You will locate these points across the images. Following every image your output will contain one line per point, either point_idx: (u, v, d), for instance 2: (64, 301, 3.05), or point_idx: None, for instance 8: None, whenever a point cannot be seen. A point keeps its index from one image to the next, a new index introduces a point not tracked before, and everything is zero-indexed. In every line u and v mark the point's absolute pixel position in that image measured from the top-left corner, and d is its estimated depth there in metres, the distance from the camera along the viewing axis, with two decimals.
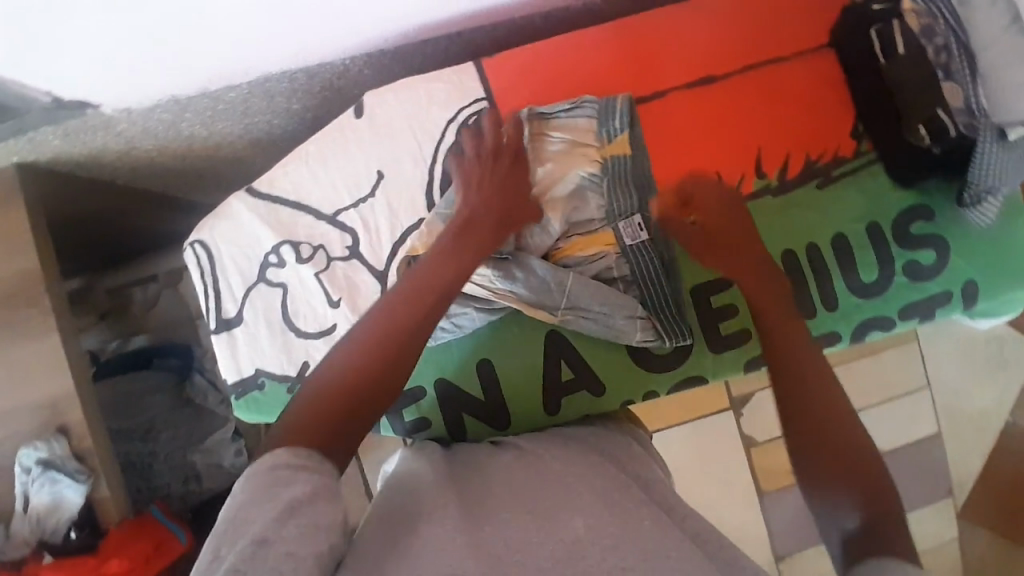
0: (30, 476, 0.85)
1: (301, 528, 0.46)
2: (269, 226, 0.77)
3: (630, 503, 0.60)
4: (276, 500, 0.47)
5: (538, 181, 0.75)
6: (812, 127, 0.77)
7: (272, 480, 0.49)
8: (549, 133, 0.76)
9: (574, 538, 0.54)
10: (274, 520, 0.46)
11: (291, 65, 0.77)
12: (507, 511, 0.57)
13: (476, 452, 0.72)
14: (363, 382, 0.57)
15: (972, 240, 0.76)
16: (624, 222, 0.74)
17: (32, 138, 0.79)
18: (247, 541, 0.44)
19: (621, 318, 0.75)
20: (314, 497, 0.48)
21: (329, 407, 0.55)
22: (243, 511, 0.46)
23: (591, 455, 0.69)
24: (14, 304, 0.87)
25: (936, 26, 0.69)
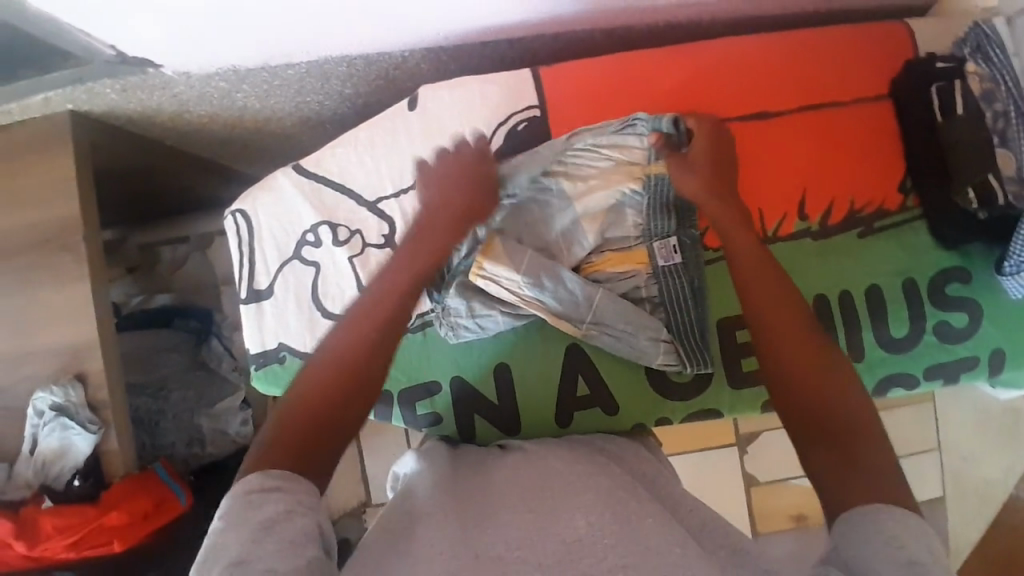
0: (42, 420, 0.86)
1: (278, 545, 0.46)
2: (310, 205, 0.78)
3: (633, 500, 0.59)
4: (249, 523, 0.47)
5: (580, 195, 0.76)
6: (859, 176, 0.76)
7: (245, 507, 0.48)
8: (598, 148, 0.76)
9: (576, 538, 0.52)
10: (251, 542, 0.46)
11: (351, 51, 0.78)
12: (511, 512, 0.57)
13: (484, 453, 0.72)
14: (334, 397, 0.57)
15: (1007, 308, 0.76)
16: (659, 243, 0.76)
17: (91, 88, 0.81)
18: (224, 565, 0.44)
19: (644, 341, 0.75)
20: (289, 514, 0.48)
21: (302, 421, 0.55)
22: (220, 536, 0.46)
23: (597, 457, 0.69)
24: (50, 247, 0.88)
25: (997, 92, 0.70)
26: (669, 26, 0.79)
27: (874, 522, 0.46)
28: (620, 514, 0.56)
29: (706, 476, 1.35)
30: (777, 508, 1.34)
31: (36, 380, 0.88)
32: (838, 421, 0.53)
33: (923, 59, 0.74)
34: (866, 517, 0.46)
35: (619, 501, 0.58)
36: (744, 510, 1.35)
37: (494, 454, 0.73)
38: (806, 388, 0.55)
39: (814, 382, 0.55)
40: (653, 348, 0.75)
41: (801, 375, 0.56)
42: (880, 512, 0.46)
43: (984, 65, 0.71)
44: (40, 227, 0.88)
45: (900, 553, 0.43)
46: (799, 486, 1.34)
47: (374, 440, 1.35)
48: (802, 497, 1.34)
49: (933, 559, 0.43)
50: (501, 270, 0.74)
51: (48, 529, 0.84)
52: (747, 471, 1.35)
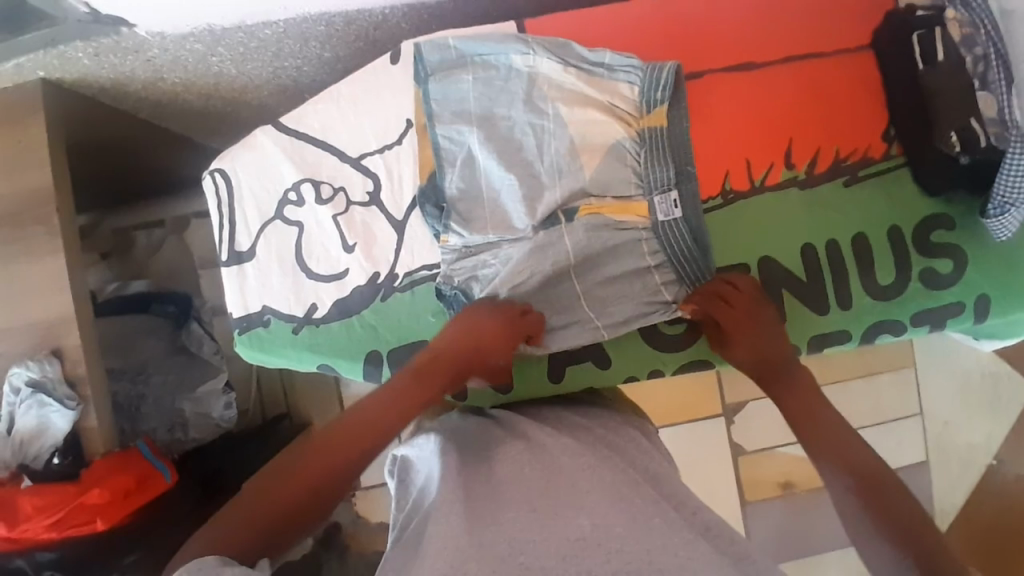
0: (18, 397, 0.83)
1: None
2: (292, 163, 0.76)
3: (640, 498, 0.61)
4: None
5: (577, 120, 0.72)
6: (845, 125, 0.77)
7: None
8: (590, 88, 0.73)
9: (580, 536, 0.56)
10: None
11: (330, 8, 0.77)
12: (513, 509, 0.59)
13: (480, 430, 0.73)
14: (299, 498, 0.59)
15: (990, 252, 0.77)
16: (659, 196, 0.73)
17: (62, 52, 0.78)
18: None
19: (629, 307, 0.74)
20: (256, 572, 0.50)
21: (268, 509, 0.58)
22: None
23: (598, 447, 0.71)
24: (21, 219, 0.85)
25: (977, 36, 0.68)
26: None
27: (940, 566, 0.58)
28: (629, 511, 0.59)
29: (694, 448, 1.36)
30: (767, 474, 1.35)
31: (11, 357, 0.85)
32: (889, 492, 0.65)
33: (905, 8, 0.75)
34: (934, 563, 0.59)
35: (625, 496, 0.61)
36: (733, 481, 1.35)
37: (490, 432, 0.73)
38: (858, 487, 0.66)
39: (866, 481, 0.66)
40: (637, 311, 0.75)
41: (851, 478, 0.67)
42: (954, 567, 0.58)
43: (963, 10, 0.69)
44: (11, 200, 0.85)
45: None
46: (786, 454, 1.35)
47: None
48: (789, 465, 1.35)
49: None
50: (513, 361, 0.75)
51: (28, 509, 0.80)
52: (735, 442, 1.36)
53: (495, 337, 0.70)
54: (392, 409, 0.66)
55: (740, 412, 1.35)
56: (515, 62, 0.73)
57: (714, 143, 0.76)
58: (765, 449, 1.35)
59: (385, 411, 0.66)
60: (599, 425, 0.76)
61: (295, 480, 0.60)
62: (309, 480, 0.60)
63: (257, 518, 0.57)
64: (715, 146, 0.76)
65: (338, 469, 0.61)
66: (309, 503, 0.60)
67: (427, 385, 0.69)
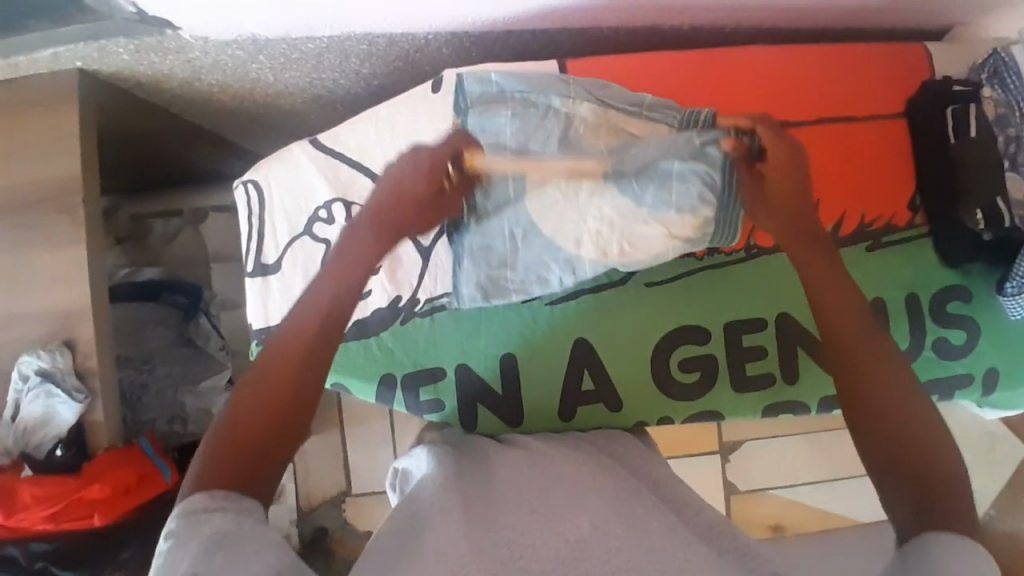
0: (26, 385, 0.83)
1: (228, 558, 0.46)
2: (326, 180, 0.76)
3: (639, 504, 0.62)
4: (201, 538, 0.47)
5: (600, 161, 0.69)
6: (873, 191, 0.77)
7: (192, 525, 0.48)
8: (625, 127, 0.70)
9: (579, 537, 0.55)
10: (200, 553, 0.46)
11: (376, 29, 0.77)
12: (513, 510, 0.59)
13: (488, 445, 0.74)
14: (282, 393, 0.55)
15: (1003, 328, 0.78)
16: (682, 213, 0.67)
17: (103, 46, 0.77)
18: None
19: (650, 193, 0.66)
20: (242, 525, 0.48)
21: (259, 423, 0.54)
22: (170, 556, 0.46)
23: (600, 456, 0.72)
24: (48, 206, 0.85)
25: (1011, 117, 0.71)
26: (689, 29, 0.79)
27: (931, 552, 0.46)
28: (627, 515, 0.59)
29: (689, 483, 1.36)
30: (757, 515, 1.36)
31: (23, 344, 0.85)
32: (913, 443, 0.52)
33: (941, 80, 0.75)
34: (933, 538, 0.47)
35: (624, 503, 0.62)
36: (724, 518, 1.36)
37: (496, 450, 0.73)
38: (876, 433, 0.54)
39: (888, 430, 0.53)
40: (665, 206, 0.67)
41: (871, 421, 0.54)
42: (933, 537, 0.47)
43: (1000, 91, 0.72)
44: (37, 186, 0.85)
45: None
46: (778, 496, 1.36)
47: (358, 428, 1.33)
48: (780, 507, 1.36)
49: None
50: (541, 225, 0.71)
51: (26, 500, 0.81)
52: (728, 479, 1.37)
53: (402, 205, 0.61)
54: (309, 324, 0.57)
55: (736, 450, 1.36)
56: (555, 102, 0.71)
57: None
58: (756, 490, 1.36)
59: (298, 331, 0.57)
60: (605, 439, 0.76)
61: (277, 378, 0.55)
62: (260, 420, 0.54)
63: (229, 461, 0.52)
64: None
65: (279, 400, 0.55)
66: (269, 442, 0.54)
67: (352, 277, 0.60)
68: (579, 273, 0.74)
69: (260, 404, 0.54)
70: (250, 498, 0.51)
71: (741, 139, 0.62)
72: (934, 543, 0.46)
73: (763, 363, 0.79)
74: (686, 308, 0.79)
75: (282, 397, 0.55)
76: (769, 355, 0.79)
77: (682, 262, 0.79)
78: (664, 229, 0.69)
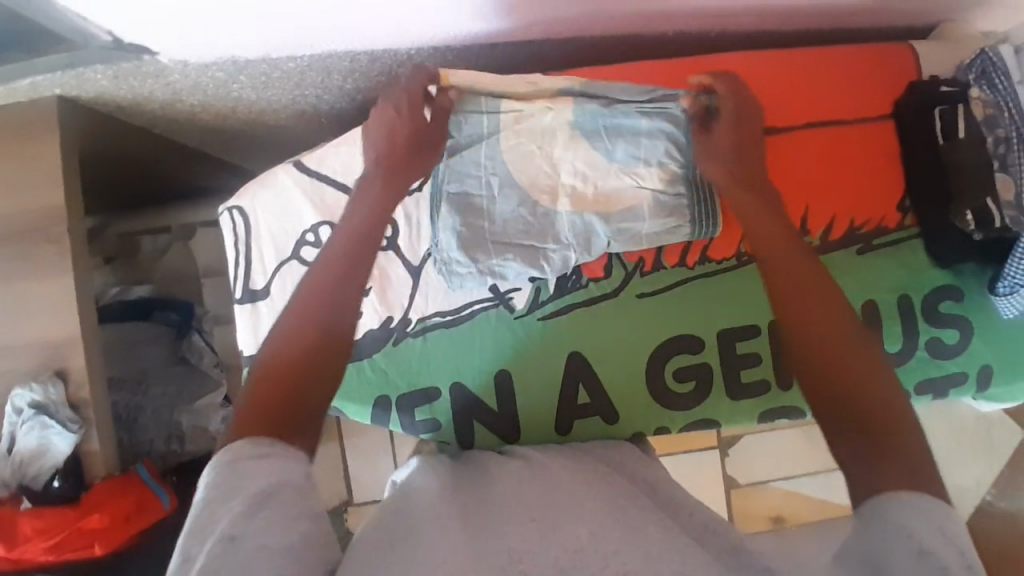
0: (20, 418, 0.83)
1: (267, 521, 0.46)
2: (312, 205, 0.76)
3: (636, 510, 0.62)
4: (242, 493, 0.47)
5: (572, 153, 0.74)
6: (862, 194, 0.77)
7: (234, 477, 0.49)
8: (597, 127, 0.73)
9: (578, 543, 0.54)
10: (242, 512, 0.46)
11: (358, 47, 0.76)
12: (512, 518, 0.59)
13: (486, 459, 0.74)
14: (311, 336, 0.57)
15: (995, 326, 0.78)
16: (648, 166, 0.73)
17: (81, 73, 0.76)
18: (217, 538, 0.45)
19: (619, 147, 0.73)
20: (281, 487, 0.49)
21: (287, 370, 0.55)
22: (209, 509, 0.47)
23: (596, 464, 0.71)
24: (36, 236, 0.85)
25: (1000, 118, 0.69)
26: (674, 35, 0.78)
27: (894, 511, 0.46)
28: (623, 520, 0.59)
29: (690, 480, 1.37)
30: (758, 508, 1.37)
31: (15, 377, 0.85)
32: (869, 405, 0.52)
33: (929, 80, 0.75)
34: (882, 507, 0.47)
35: (621, 509, 0.61)
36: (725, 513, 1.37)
37: (496, 466, 0.73)
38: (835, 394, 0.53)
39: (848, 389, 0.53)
40: (632, 158, 0.74)
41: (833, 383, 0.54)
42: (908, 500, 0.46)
43: (988, 92, 0.70)
44: (21, 217, 0.84)
45: (911, 541, 0.44)
46: (778, 489, 1.37)
47: (358, 438, 1.33)
48: (780, 500, 1.37)
49: (943, 541, 0.44)
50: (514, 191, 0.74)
51: (27, 532, 0.82)
52: (728, 475, 1.37)
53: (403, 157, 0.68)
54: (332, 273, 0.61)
55: (735, 445, 1.37)
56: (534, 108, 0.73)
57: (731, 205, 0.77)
58: (756, 483, 1.37)
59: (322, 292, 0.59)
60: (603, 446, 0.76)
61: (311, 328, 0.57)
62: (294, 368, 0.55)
63: (267, 408, 0.53)
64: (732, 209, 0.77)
65: (314, 345, 0.56)
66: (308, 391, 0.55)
67: (357, 231, 0.64)
68: (565, 239, 0.75)
69: (289, 356, 0.56)
70: (289, 442, 0.52)
71: (698, 98, 0.71)
72: (894, 503, 0.46)
73: (757, 370, 0.79)
74: (679, 318, 0.79)
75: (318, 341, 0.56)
76: (763, 362, 0.79)
77: (672, 272, 0.79)
78: (636, 181, 0.74)
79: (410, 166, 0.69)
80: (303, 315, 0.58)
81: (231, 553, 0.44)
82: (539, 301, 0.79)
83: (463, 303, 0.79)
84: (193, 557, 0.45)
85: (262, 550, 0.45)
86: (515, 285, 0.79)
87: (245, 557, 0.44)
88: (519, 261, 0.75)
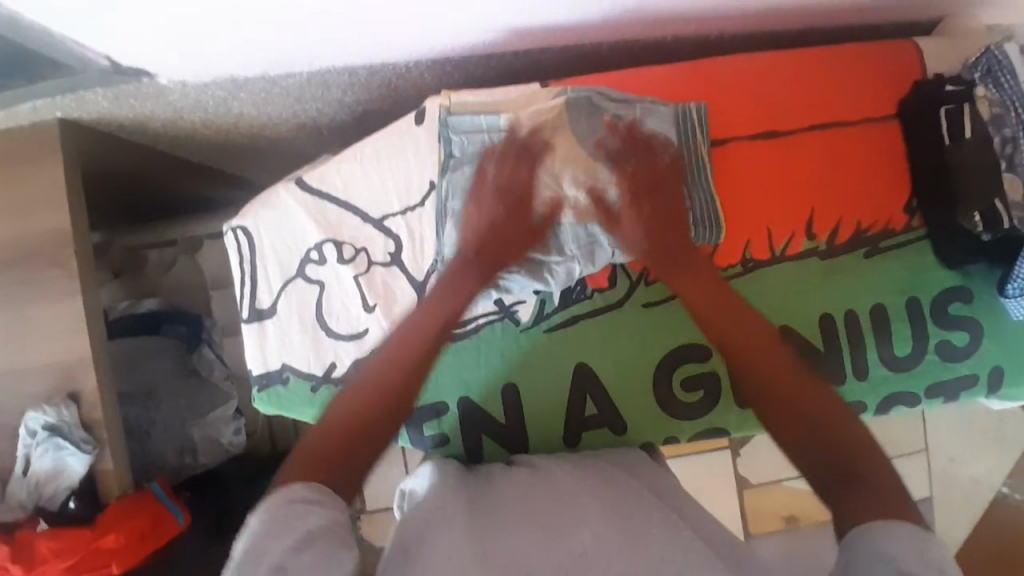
0: (34, 440, 0.84)
1: (314, 557, 0.51)
2: (315, 223, 0.76)
3: (642, 512, 0.62)
4: (294, 530, 0.52)
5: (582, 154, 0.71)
6: (868, 197, 0.77)
7: (286, 513, 0.53)
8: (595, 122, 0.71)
9: (581, 551, 0.56)
10: (291, 547, 0.51)
11: (356, 61, 0.75)
12: (519, 527, 0.60)
13: (493, 467, 0.74)
14: (377, 402, 0.66)
15: (1005, 327, 0.77)
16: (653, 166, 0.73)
17: (81, 97, 0.76)
18: (266, 568, 0.49)
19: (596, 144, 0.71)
20: (328, 528, 0.54)
21: (350, 428, 0.64)
22: (260, 540, 0.51)
23: (603, 465, 0.72)
24: (43, 258, 0.85)
25: (1006, 117, 0.68)
26: (672, 40, 0.78)
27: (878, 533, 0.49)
28: (629, 527, 0.59)
29: (701, 480, 1.36)
30: (770, 506, 1.37)
31: (28, 398, 0.86)
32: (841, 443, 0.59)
33: (932, 80, 0.74)
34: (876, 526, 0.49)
35: (626, 514, 0.61)
36: (738, 512, 1.36)
37: (501, 470, 0.73)
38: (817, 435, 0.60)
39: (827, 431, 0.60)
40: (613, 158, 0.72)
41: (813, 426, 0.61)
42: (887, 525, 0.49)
43: (994, 90, 0.69)
44: (29, 241, 0.85)
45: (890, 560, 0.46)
46: (791, 487, 1.37)
47: None
48: (793, 498, 1.36)
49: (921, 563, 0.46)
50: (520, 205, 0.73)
51: (44, 552, 0.82)
52: (740, 473, 1.37)
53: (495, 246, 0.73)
54: (411, 355, 0.70)
55: (746, 443, 1.36)
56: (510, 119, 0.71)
57: (733, 212, 0.76)
58: (769, 482, 1.36)
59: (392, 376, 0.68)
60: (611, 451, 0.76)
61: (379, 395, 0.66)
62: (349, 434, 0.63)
63: (326, 456, 0.61)
64: (735, 216, 0.76)
65: (374, 420, 0.65)
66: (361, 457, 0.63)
67: (436, 317, 0.73)
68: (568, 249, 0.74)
69: (355, 414, 0.65)
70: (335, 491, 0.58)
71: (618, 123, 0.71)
72: (873, 526, 0.49)
73: None
74: (685, 327, 0.79)
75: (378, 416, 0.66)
76: None
77: None
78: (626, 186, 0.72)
79: (515, 242, 0.73)
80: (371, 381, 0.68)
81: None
82: (544, 312, 0.79)
83: (469, 316, 0.79)
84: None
85: None
86: (520, 297, 0.78)
87: None
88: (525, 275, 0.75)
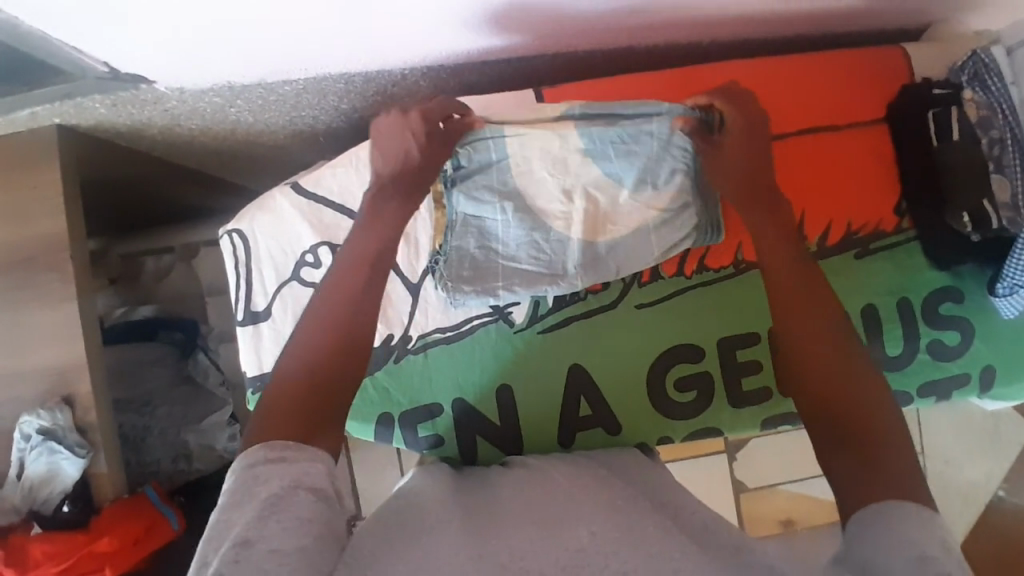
0: (29, 444, 0.84)
1: (283, 523, 0.47)
2: (310, 225, 0.77)
3: (637, 510, 0.62)
4: (255, 499, 0.49)
5: (583, 172, 0.75)
6: (856, 198, 0.78)
7: (250, 480, 0.50)
8: (597, 141, 0.73)
9: (578, 547, 0.54)
10: (256, 517, 0.47)
11: (352, 69, 0.76)
12: (514, 525, 0.59)
13: (488, 470, 0.74)
14: (325, 337, 0.59)
15: (996, 327, 0.78)
16: (654, 183, 0.75)
17: (80, 103, 0.77)
18: (230, 544, 0.46)
19: (619, 162, 0.74)
20: (295, 489, 0.50)
21: (314, 362, 0.58)
22: (227, 514, 0.49)
23: (598, 469, 0.71)
24: (37, 263, 0.86)
25: (993, 119, 0.70)
26: (665, 47, 0.79)
27: (887, 529, 0.46)
28: (624, 523, 0.58)
29: (698, 484, 1.36)
30: (767, 511, 1.36)
31: (23, 403, 0.86)
32: (859, 423, 0.53)
33: (921, 84, 0.75)
34: (883, 511, 0.48)
35: (622, 511, 0.61)
36: (734, 517, 1.36)
37: (497, 471, 0.73)
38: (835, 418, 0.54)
39: (852, 408, 0.54)
40: (629, 170, 0.75)
41: (831, 409, 0.54)
42: (896, 508, 0.47)
43: (982, 93, 0.71)
44: (24, 246, 0.85)
45: (910, 551, 0.44)
46: (786, 492, 1.36)
47: (366, 451, 1.33)
48: (789, 502, 1.36)
49: (946, 552, 0.44)
50: (515, 225, 0.76)
51: (38, 555, 0.82)
52: (736, 478, 1.37)
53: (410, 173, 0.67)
54: (354, 272, 0.62)
55: (741, 448, 1.36)
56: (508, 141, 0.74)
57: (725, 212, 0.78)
58: (765, 486, 1.36)
59: (345, 289, 0.61)
60: (607, 452, 0.76)
61: (334, 323, 0.59)
62: (333, 357, 0.58)
63: (297, 403, 0.56)
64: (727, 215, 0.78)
65: (342, 352, 0.59)
66: (352, 370, 0.59)
67: (380, 237, 0.64)
68: (566, 258, 0.77)
69: (313, 355, 0.58)
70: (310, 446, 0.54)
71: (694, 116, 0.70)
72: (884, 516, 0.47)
73: (759, 376, 0.79)
74: (678, 327, 0.79)
75: (346, 333, 0.59)
76: (763, 368, 0.79)
77: (671, 281, 0.80)
78: (643, 206, 0.76)
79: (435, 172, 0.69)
80: (327, 318, 0.60)
81: (242, 561, 0.45)
82: (538, 314, 0.80)
83: (464, 318, 0.80)
84: (210, 562, 0.46)
85: (276, 553, 0.46)
86: (515, 300, 0.79)
87: (257, 561, 0.45)
88: (523, 287, 0.77)
